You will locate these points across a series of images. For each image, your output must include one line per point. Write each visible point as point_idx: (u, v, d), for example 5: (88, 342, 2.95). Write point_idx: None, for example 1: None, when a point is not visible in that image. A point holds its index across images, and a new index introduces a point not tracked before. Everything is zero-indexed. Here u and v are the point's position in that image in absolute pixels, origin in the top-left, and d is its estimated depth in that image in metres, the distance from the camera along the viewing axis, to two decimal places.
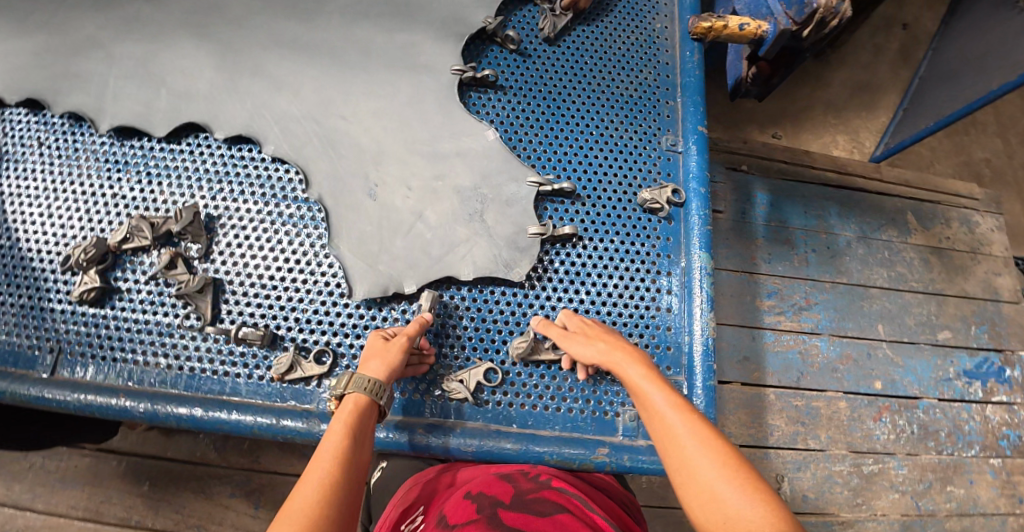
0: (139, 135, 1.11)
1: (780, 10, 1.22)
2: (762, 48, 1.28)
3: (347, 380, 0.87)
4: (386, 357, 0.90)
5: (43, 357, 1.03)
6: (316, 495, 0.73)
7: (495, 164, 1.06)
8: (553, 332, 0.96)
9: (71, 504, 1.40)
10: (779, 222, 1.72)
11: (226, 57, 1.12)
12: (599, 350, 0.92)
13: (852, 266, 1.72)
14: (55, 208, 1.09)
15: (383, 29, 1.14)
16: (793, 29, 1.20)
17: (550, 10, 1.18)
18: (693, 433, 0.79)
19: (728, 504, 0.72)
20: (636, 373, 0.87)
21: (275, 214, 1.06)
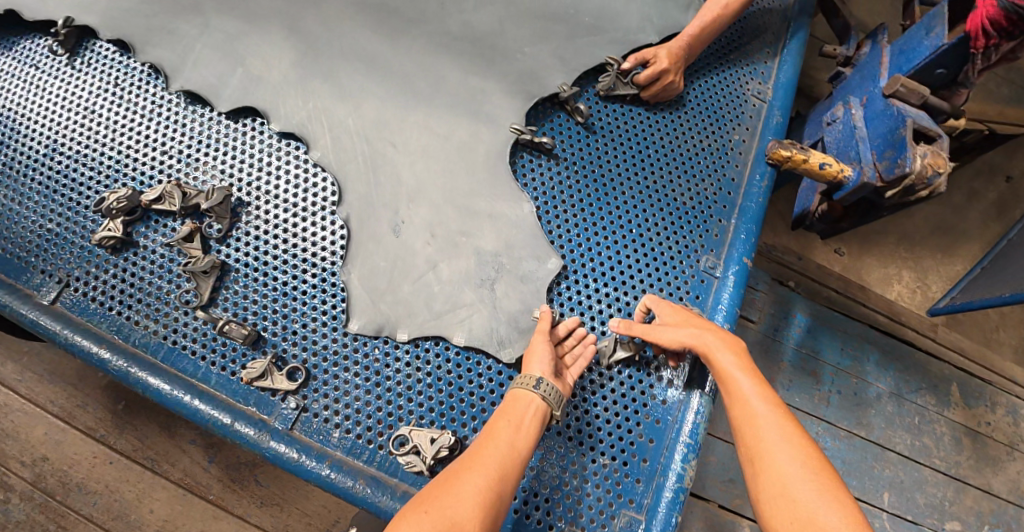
0: (205, 104, 1.14)
1: (869, 159, 1.13)
2: (840, 192, 1.17)
3: (524, 381, 0.92)
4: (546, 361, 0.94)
5: (49, 284, 1.05)
6: (494, 469, 0.83)
7: (525, 236, 1.04)
8: (633, 331, 0.98)
9: (50, 399, 1.43)
10: (811, 350, 1.63)
11: (306, 54, 1.14)
12: (696, 335, 0.96)
13: (875, 422, 1.61)
14: (108, 149, 1.13)
15: (461, 68, 1.15)
16: (877, 184, 1.11)
17: (619, 72, 1.17)
18: (781, 427, 0.86)
19: (809, 510, 0.79)
20: (729, 361, 0.94)
21: (300, 219, 1.06)
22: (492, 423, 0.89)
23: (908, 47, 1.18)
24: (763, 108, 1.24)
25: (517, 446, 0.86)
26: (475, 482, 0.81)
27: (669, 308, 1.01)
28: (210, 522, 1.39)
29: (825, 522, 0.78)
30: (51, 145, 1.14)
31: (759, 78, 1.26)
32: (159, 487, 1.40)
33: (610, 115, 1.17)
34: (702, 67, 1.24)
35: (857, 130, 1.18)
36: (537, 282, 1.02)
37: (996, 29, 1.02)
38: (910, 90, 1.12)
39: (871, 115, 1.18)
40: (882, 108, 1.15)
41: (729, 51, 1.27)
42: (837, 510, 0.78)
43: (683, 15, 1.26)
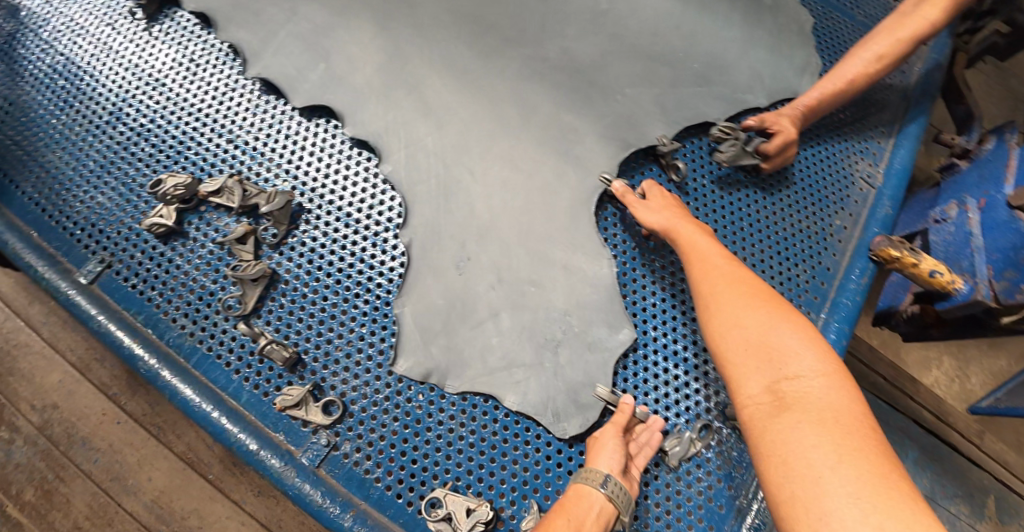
0: (281, 96, 1.08)
1: (985, 274, 1.03)
2: (944, 303, 1.06)
3: (591, 477, 0.83)
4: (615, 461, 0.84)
5: (92, 263, 1.00)
6: None
7: (598, 299, 0.96)
8: (626, 201, 0.98)
9: (70, 347, 1.40)
10: None
11: (393, 60, 1.07)
12: (663, 215, 0.95)
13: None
14: (174, 127, 1.07)
15: (556, 103, 1.07)
16: (991, 304, 1.01)
17: (740, 139, 1.05)
18: (733, 272, 0.87)
19: (762, 336, 0.78)
20: (691, 228, 0.93)
21: (361, 237, 0.99)
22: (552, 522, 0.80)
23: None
24: (871, 193, 1.13)
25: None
26: None
27: (657, 190, 0.99)
28: (206, 502, 1.32)
29: (779, 344, 0.77)
30: (115, 113, 1.08)
31: (871, 158, 1.15)
32: (161, 456, 1.34)
33: (705, 179, 1.09)
34: (810, 141, 1.14)
35: (972, 238, 1.08)
36: (605, 352, 0.93)
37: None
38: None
39: (990, 222, 1.06)
40: (1004, 219, 1.03)
41: (841, 124, 1.16)
42: (791, 332, 0.77)
43: (797, 78, 1.16)
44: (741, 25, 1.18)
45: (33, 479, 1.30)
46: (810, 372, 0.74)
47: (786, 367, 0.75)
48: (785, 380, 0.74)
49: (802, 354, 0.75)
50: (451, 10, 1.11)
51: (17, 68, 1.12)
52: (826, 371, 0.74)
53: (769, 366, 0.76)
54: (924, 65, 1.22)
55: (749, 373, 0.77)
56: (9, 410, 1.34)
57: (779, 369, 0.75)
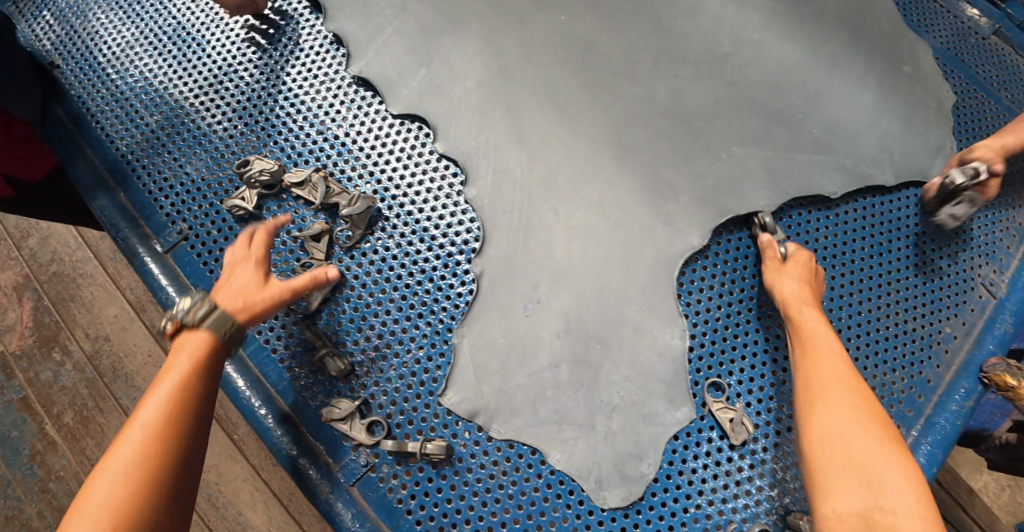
0: (377, 94, 1.05)
1: None
2: None
3: (203, 312, 0.81)
4: (249, 298, 0.84)
5: (169, 232, 1.00)
6: (157, 418, 0.73)
7: (663, 372, 0.91)
8: (767, 254, 0.95)
9: (130, 285, 1.43)
10: None
11: (497, 78, 1.04)
12: (796, 286, 0.90)
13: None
14: (269, 108, 1.06)
15: (656, 148, 1.02)
16: None
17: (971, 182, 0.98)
18: (848, 377, 0.80)
19: (864, 453, 0.72)
20: (813, 314, 0.87)
21: (431, 255, 0.96)
22: (165, 368, 0.78)
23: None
24: (991, 304, 1.02)
25: (187, 404, 0.75)
26: (143, 423, 0.72)
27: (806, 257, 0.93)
28: (225, 461, 1.32)
29: (883, 474, 0.70)
30: (215, 85, 1.08)
31: (997, 264, 1.04)
32: None
33: None
34: (932, 237, 1.03)
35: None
36: (661, 428, 0.88)
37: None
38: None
39: None
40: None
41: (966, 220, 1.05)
42: (898, 466, 0.71)
43: (923, 164, 1.06)
44: (872, 93, 1.09)
45: (75, 405, 1.33)
46: (907, 507, 0.68)
47: (883, 495, 0.69)
48: (878, 510, 0.68)
49: (903, 485, 0.69)
50: (562, 32, 1.07)
51: (129, 23, 1.13)
52: (925, 516, 0.68)
53: (862, 487, 0.70)
54: None
55: (840, 489, 0.71)
56: (64, 334, 1.38)
57: (875, 496, 0.69)
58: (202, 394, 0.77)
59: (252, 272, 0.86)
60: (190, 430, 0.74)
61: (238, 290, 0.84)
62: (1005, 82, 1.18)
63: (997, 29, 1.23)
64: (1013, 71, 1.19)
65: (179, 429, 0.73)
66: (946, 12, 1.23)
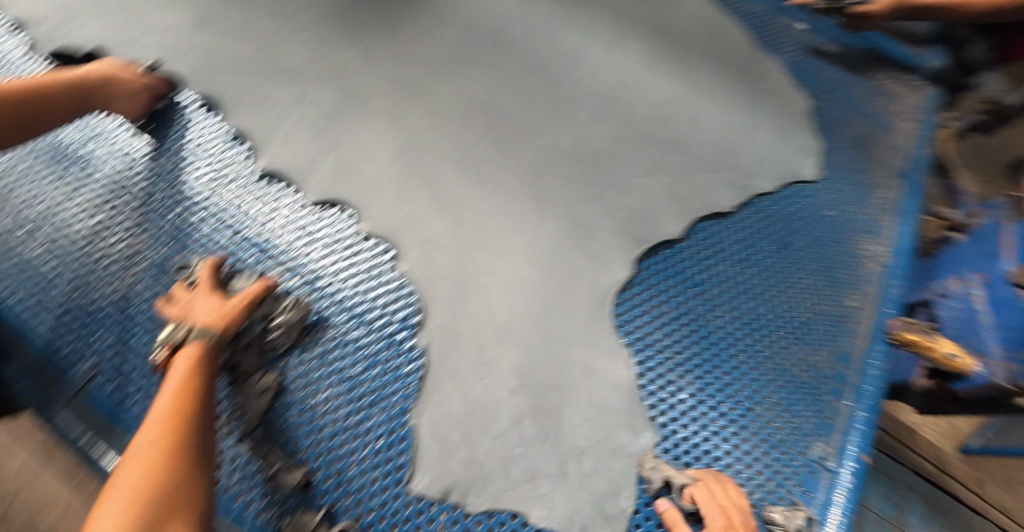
0: (290, 185, 1.04)
1: (997, 354, 1.05)
2: (962, 384, 1.08)
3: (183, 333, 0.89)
4: (217, 312, 0.90)
5: (75, 374, 0.96)
6: (159, 425, 0.81)
7: (620, 403, 0.93)
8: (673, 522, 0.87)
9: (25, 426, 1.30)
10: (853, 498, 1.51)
11: (407, 151, 1.06)
12: None
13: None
14: (170, 221, 1.03)
15: (569, 192, 1.05)
16: (1011, 387, 1.04)
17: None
18: None
19: None
20: None
21: (370, 337, 0.95)
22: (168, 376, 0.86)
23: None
24: (879, 273, 1.09)
25: (195, 399, 0.84)
26: (150, 430, 0.81)
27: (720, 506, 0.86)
28: None
29: None
30: (108, 206, 1.05)
31: (877, 237, 1.12)
32: None
33: (720, 262, 1.05)
34: (827, 220, 1.12)
35: (979, 315, 1.08)
36: (628, 459, 0.90)
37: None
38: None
39: (996, 300, 1.07)
40: (1010, 296, 1.05)
41: (847, 203, 1.14)
42: None
43: (799, 161, 1.15)
44: (746, 102, 1.19)
45: None
46: None
47: None
48: None
49: None
50: (462, 97, 1.12)
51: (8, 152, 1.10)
52: None
53: None
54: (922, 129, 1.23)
55: None
56: None
57: None
58: (207, 389, 0.86)
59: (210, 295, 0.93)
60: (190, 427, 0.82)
61: (205, 307, 0.91)
62: (846, 81, 1.28)
63: (834, 37, 1.33)
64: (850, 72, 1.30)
65: (180, 426, 0.81)
66: (788, 30, 1.34)
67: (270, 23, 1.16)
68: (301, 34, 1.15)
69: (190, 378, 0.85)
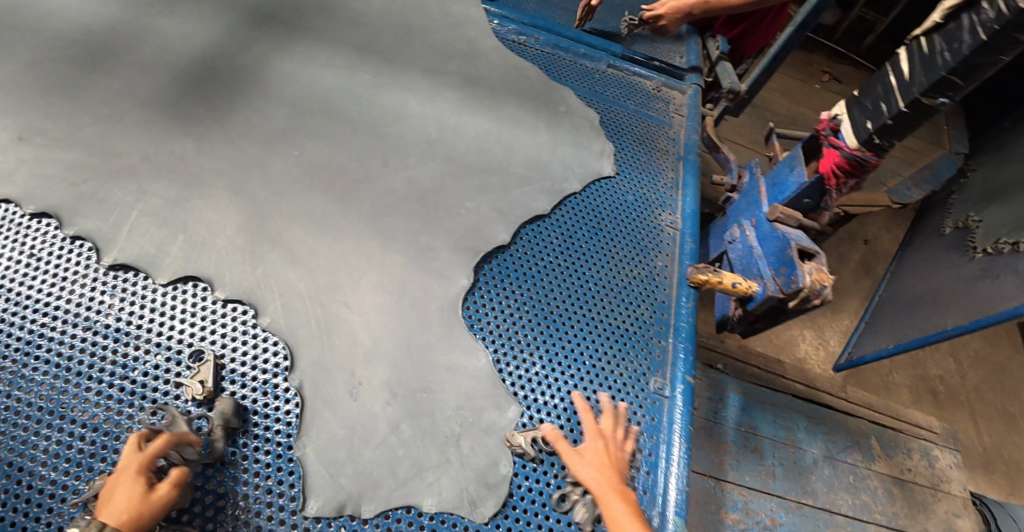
0: (139, 271, 1.08)
1: (769, 274, 1.20)
2: (751, 304, 1.23)
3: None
4: (135, 508, 0.85)
5: None
6: None
7: (483, 388, 1.05)
8: (560, 445, 1.01)
9: None
10: (749, 428, 1.69)
11: (254, 219, 1.13)
12: (595, 473, 0.97)
13: (816, 486, 1.66)
14: (16, 331, 1.02)
15: (407, 225, 1.17)
16: (779, 297, 1.16)
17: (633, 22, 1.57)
18: None
19: None
20: (615, 501, 0.95)
21: (245, 390, 1.01)
22: None
23: (777, 180, 1.27)
24: (677, 236, 1.29)
25: None
26: None
27: (597, 434, 1.02)
28: None
29: None
30: None
31: (669, 208, 1.33)
32: None
33: (546, 250, 1.20)
34: (627, 198, 1.32)
35: (753, 249, 1.26)
36: (499, 433, 1.02)
37: (845, 171, 1.14)
38: (788, 214, 1.20)
39: (761, 235, 1.25)
40: (767, 231, 1.22)
41: (641, 185, 1.34)
42: None
43: (598, 160, 1.34)
44: (545, 116, 1.37)
45: None
46: None
47: None
48: None
49: None
50: (299, 164, 1.20)
51: None
52: None
53: None
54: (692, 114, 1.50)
55: None
56: None
57: None
58: None
59: (130, 481, 0.86)
60: None
61: (122, 500, 0.85)
62: (625, 94, 1.49)
63: (609, 63, 1.52)
64: (628, 85, 1.51)
65: None
66: (575, 64, 1.50)
67: (93, 123, 1.18)
68: (130, 126, 1.19)
69: None
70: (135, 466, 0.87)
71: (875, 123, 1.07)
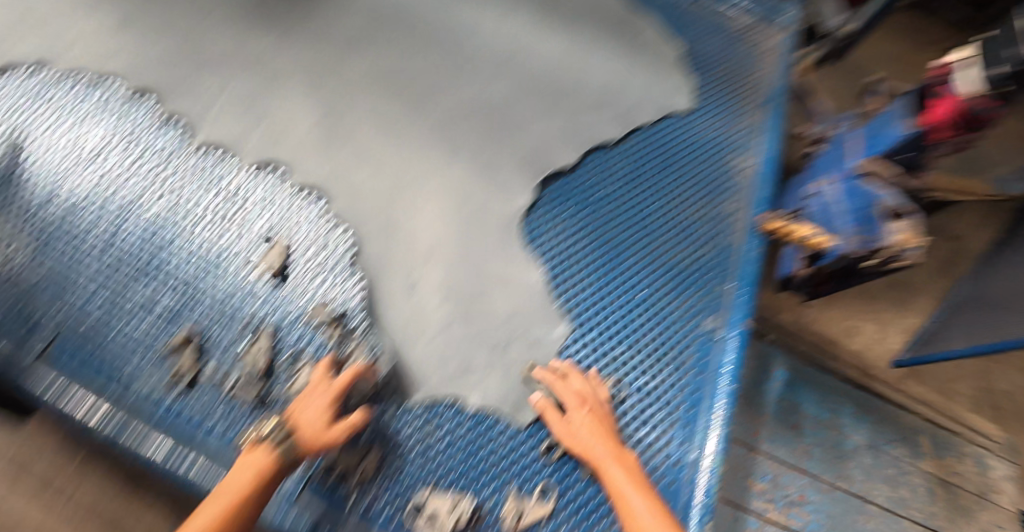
0: (225, 152, 1.14)
1: (848, 230, 1.10)
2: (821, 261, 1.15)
3: (279, 436, 0.91)
4: (315, 436, 0.92)
5: (42, 337, 1.02)
6: None
7: (535, 302, 1.07)
8: (550, 414, 0.99)
9: None
10: (791, 403, 1.51)
11: (329, 118, 1.19)
12: (588, 439, 0.96)
13: (853, 473, 1.49)
14: (112, 195, 1.10)
15: (475, 140, 1.20)
16: (858, 256, 1.10)
17: None
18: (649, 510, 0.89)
19: None
20: (611, 467, 0.93)
21: (311, 269, 1.07)
22: (224, 486, 0.88)
23: (869, 130, 1.16)
24: (752, 176, 1.22)
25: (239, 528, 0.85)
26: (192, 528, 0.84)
27: (583, 398, 0.99)
28: None
29: None
30: (52, 187, 1.10)
31: (748, 150, 1.25)
32: None
33: (612, 179, 1.18)
34: (704, 135, 1.25)
35: (830, 202, 1.14)
36: (546, 347, 1.05)
37: (962, 120, 1.04)
38: (883, 166, 1.12)
39: (842, 187, 1.13)
40: (852, 183, 1.12)
41: (720, 123, 1.27)
42: None
43: (675, 94, 1.28)
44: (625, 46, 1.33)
45: None
46: None
47: None
48: None
49: None
50: (374, 71, 1.24)
51: None
52: None
53: None
54: None
55: None
56: None
57: None
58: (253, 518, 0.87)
59: (322, 408, 0.93)
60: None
61: (303, 420, 0.92)
62: (716, 30, 1.38)
63: None
64: (719, 20, 1.40)
65: None
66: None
67: (187, 15, 1.24)
68: (220, 20, 1.24)
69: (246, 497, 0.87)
70: (331, 395, 0.94)
71: (1012, 66, 0.99)
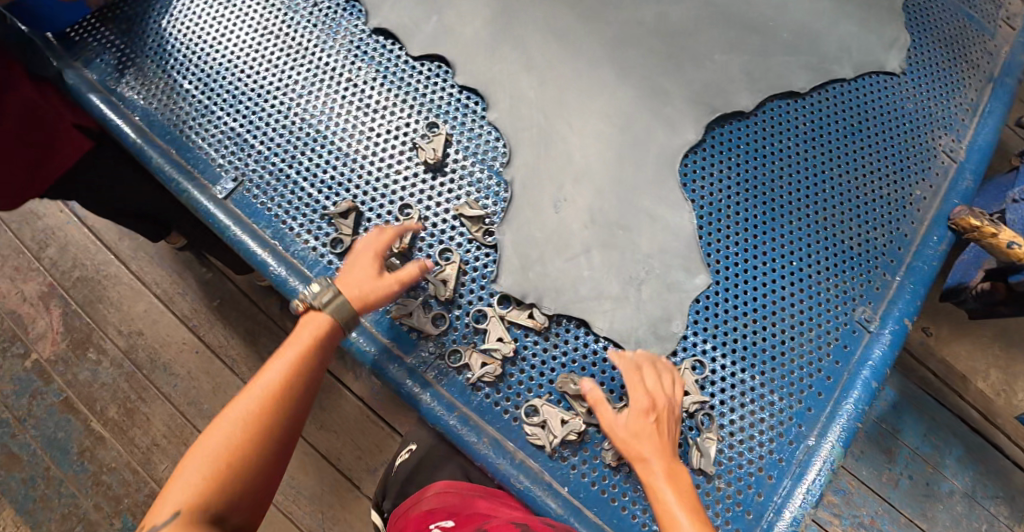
0: (396, 41, 1.16)
1: None
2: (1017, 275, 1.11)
3: (329, 298, 0.89)
4: (366, 286, 0.93)
5: (225, 179, 1.08)
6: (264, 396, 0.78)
7: (680, 247, 1.05)
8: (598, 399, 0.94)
9: (123, 240, 1.43)
10: (891, 427, 1.35)
11: (501, 18, 1.16)
12: (642, 432, 0.89)
13: (940, 517, 1.32)
14: (295, 63, 1.15)
15: (648, 68, 1.14)
16: None
17: None
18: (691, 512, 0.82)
19: None
20: (660, 467, 0.87)
21: (466, 164, 1.09)
22: (288, 340, 0.85)
23: None
24: (953, 168, 1.16)
25: (307, 378, 0.82)
26: (269, 376, 0.80)
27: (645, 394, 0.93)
28: None
29: None
30: (243, 46, 1.16)
31: (954, 135, 1.18)
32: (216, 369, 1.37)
33: (794, 141, 1.13)
34: (905, 115, 1.17)
35: None
36: (682, 294, 1.03)
37: None
38: None
39: None
40: None
41: (927, 98, 1.19)
42: None
43: (885, 53, 1.19)
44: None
45: (117, 398, 1.35)
46: None
47: None
48: None
49: None
50: None
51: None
52: None
53: None
54: (1010, 51, 1.27)
55: None
56: (98, 334, 1.38)
57: None
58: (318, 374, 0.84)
59: (367, 263, 0.95)
60: (298, 407, 0.80)
61: (353, 276, 0.93)
62: None
63: None
64: None
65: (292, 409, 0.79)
66: None
67: None
68: None
69: (308, 359, 0.83)
70: (371, 252, 0.96)
71: None
